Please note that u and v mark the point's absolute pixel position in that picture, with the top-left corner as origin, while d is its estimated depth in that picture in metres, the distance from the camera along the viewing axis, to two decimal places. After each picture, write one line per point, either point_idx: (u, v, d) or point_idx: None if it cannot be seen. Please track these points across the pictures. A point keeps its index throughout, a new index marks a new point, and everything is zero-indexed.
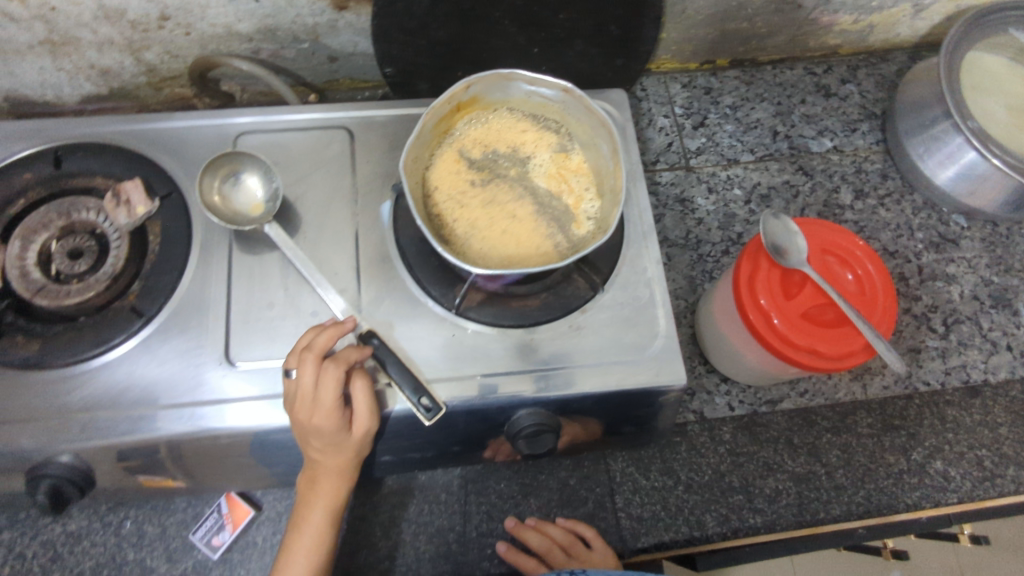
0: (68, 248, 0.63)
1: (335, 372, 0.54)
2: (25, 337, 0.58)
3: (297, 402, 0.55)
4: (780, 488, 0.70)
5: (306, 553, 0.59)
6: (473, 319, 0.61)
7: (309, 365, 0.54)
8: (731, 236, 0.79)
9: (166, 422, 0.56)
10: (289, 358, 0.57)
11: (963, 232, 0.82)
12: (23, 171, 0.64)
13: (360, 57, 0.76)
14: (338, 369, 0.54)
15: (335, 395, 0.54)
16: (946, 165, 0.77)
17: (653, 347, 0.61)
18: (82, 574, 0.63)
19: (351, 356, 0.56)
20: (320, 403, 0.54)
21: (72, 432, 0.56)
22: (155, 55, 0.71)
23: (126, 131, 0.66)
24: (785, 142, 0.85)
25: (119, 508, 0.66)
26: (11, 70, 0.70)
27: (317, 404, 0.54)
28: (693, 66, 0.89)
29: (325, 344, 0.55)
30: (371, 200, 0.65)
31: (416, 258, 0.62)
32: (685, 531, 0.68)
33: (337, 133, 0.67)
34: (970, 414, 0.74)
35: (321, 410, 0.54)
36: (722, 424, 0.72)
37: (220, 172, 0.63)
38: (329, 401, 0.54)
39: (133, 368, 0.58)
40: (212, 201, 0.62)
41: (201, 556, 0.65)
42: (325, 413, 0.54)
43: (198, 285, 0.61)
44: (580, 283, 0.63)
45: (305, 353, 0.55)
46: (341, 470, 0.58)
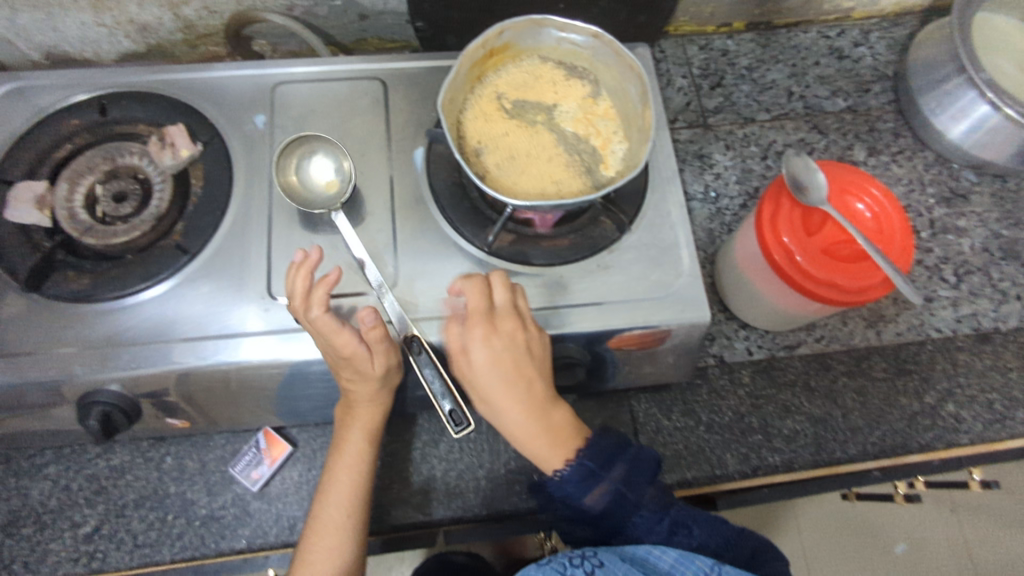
0: (113, 192, 0.65)
1: (317, 312, 0.54)
2: (75, 272, 0.61)
3: (319, 345, 0.56)
4: (797, 429, 0.72)
5: (348, 472, 0.60)
6: (505, 259, 0.63)
7: (302, 314, 0.55)
8: (749, 190, 0.82)
9: (210, 351, 0.58)
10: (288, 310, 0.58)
11: (973, 187, 0.84)
12: (70, 117, 0.67)
13: (390, 16, 0.79)
14: (322, 312, 0.54)
15: (335, 334, 0.54)
16: (958, 120, 0.80)
17: (677, 284, 0.63)
18: (126, 505, 0.65)
19: (320, 295, 0.55)
20: (335, 342, 0.55)
21: (119, 361, 0.58)
22: (194, 10, 0.74)
23: (170, 81, 0.70)
24: (800, 102, 0.88)
25: (160, 444, 0.68)
26: (56, 24, 0.73)
27: (332, 343, 0.55)
28: (710, 29, 0.92)
29: (303, 288, 0.55)
30: (405, 146, 0.68)
31: (448, 201, 0.65)
32: (706, 469, 0.70)
33: (371, 84, 0.71)
34: (981, 360, 0.76)
35: (339, 347, 0.55)
36: (741, 368, 0.75)
37: (293, 154, 0.65)
38: (338, 337, 0.54)
39: (178, 302, 0.60)
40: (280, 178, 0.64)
41: (240, 490, 0.67)
42: (344, 349, 0.55)
43: (241, 226, 0.63)
44: (607, 225, 0.65)
45: (292, 303, 0.56)
46: (374, 391, 0.59)
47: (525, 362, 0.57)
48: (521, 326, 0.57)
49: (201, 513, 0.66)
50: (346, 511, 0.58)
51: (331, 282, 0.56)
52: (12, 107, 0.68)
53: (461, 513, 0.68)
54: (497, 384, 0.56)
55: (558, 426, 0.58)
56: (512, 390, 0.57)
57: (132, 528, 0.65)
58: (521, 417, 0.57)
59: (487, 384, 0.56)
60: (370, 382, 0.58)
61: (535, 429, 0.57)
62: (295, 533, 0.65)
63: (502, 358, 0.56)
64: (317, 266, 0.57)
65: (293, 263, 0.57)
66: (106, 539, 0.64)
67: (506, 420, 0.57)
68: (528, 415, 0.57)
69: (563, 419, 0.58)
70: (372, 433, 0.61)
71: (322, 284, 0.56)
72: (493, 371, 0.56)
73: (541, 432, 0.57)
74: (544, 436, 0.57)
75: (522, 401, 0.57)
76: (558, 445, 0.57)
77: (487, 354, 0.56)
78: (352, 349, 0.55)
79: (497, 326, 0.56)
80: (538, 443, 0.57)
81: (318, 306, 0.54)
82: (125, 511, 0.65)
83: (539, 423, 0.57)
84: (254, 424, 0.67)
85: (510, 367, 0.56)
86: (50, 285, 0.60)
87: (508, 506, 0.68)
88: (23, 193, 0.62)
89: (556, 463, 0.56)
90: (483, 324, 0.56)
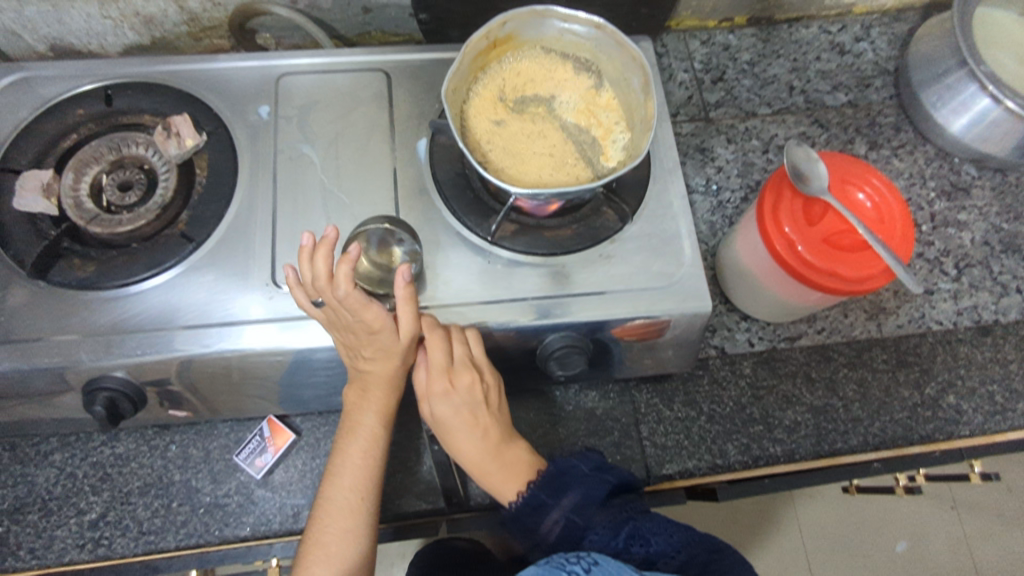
0: (118, 181, 0.65)
1: (347, 290, 0.54)
2: (81, 260, 0.61)
3: (344, 323, 0.56)
4: (799, 420, 0.72)
5: (361, 454, 0.60)
6: (507, 249, 0.63)
7: (327, 293, 0.54)
8: (750, 184, 0.82)
9: (215, 339, 0.59)
10: (302, 294, 0.56)
11: (974, 181, 0.84)
12: (77, 108, 0.68)
13: (394, 9, 0.80)
14: (351, 288, 0.54)
15: (369, 309, 0.55)
16: (959, 114, 0.80)
17: (679, 274, 0.63)
18: (131, 493, 0.66)
19: (346, 272, 0.54)
20: (363, 317, 0.55)
21: (125, 347, 0.58)
22: (199, 3, 0.75)
23: (175, 72, 0.70)
24: (801, 96, 0.88)
25: (165, 433, 0.69)
26: (63, 16, 0.73)
27: (361, 319, 0.55)
28: (711, 24, 0.92)
29: (326, 268, 0.55)
30: (409, 137, 0.68)
31: (452, 191, 0.65)
32: (708, 459, 0.70)
33: (375, 76, 0.71)
34: (981, 352, 0.76)
35: (368, 322, 0.55)
36: (742, 359, 0.75)
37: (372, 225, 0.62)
38: (368, 312, 0.55)
39: (183, 290, 0.61)
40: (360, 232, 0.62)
41: (244, 478, 0.67)
42: (374, 323, 0.55)
43: (245, 215, 0.64)
44: (609, 216, 0.65)
45: (315, 283, 0.55)
46: (395, 370, 0.59)
47: (481, 410, 0.60)
48: (477, 378, 0.59)
49: (205, 501, 0.66)
50: (358, 493, 0.59)
51: (354, 259, 0.54)
52: (18, 97, 0.68)
53: (463, 502, 0.68)
54: (459, 430, 0.60)
55: (513, 463, 0.61)
56: (466, 437, 0.60)
57: (137, 515, 0.65)
58: (480, 460, 0.61)
59: (447, 430, 0.60)
60: (392, 360, 0.59)
61: (494, 470, 0.61)
62: (299, 520, 0.66)
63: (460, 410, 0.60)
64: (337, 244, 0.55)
65: (307, 245, 0.55)
66: (111, 526, 0.64)
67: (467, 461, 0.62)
68: (485, 459, 0.61)
69: (518, 458, 0.62)
70: (386, 415, 0.61)
71: (343, 261, 0.54)
72: (452, 421, 0.60)
73: (500, 472, 0.61)
74: (501, 477, 0.61)
75: (479, 445, 0.61)
76: (514, 485, 0.61)
77: (444, 405, 0.59)
78: (382, 323, 0.56)
79: (453, 378, 0.58)
80: (497, 483, 0.61)
81: (347, 283, 0.53)
82: (130, 498, 0.66)
83: (496, 465, 0.61)
84: (258, 412, 0.67)
85: (467, 416, 0.60)
86: (55, 273, 0.60)
87: None
88: (28, 181, 0.62)
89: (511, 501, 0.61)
90: (440, 377, 0.58)
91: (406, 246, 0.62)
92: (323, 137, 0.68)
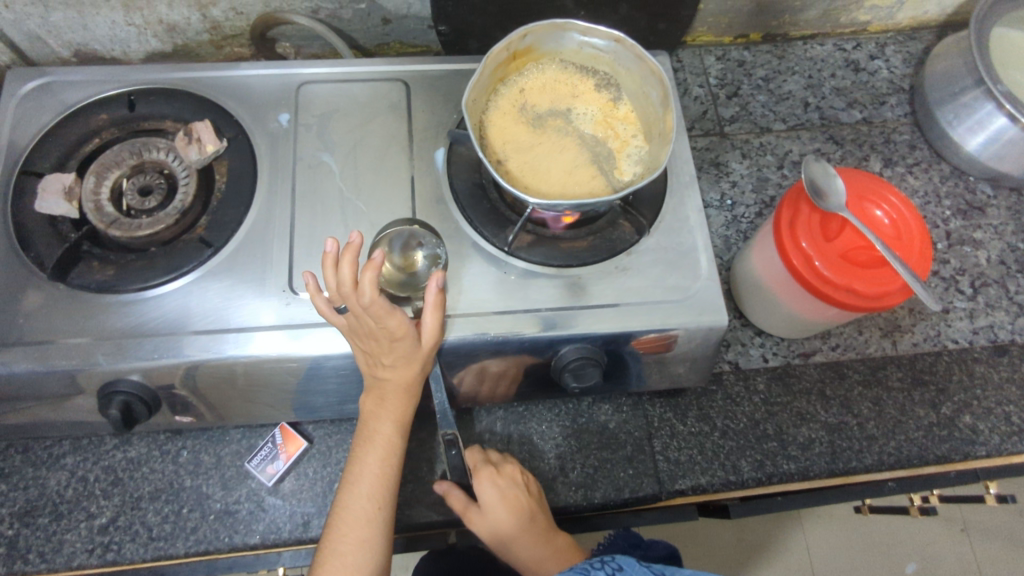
0: (138, 185, 0.66)
1: (373, 296, 0.53)
2: (100, 263, 0.62)
3: (367, 329, 0.55)
4: (813, 437, 0.72)
5: (379, 463, 0.59)
6: (523, 260, 0.64)
7: (352, 299, 0.54)
8: (765, 199, 0.82)
9: (230, 344, 0.59)
10: (324, 301, 0.56)
11: (989, 200, 0.84)
12: (100, 113, 0.68)
13: (413, 20, 0.81)
14: (377, 295, 0.53)
15: (395, 317, 0.54)
16: (975, 132, 0.80)
17: (696, 287, 0.63)
18: (142, 498, 0.66)
19: (371, 279, 0.53)
20: (388, 324, 0.55)
21: (141, 351, 0.58)
22: (221, 11, 0.76)
23: (196, 79, 0.71)
24: (816, 113, 0.88)
25: (177, 438, 0.69)
26: (87, 23, 0.74)
27: (386, 325, 0.55)
28: (726, 40, 0.93)
29: (350, 275, 0.54)
30: (427, 147, 0.69)
31: (469, 201, 0.65)
32: (722, 475, 0.69)
33: (394, 86, 0.72)
34: (998, 372, 0.75)
35: (392, 328, 0.55)
36: (756, 374, 0.75)
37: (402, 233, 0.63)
38: (393, 318, 0.54)
39: (200, 295, 0.61)
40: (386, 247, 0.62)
41: (255, 485, 0.67)
42: (398, 329, 0.55)
43: (264, 221, 0.64)
44: (626, 228, 0.65)
45: (339, 290, 0.54)
46: (414, 376, 0.59)
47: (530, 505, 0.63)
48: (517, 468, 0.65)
49: (215, 507, 0.66)
50: (375, 503, 0.58)
51: (378, 265, 0.54)
52: (41, 102, 0.69)
53: None
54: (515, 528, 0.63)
55: (560, 547, 0.64)
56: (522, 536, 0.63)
57: (147, 521, 0.65)
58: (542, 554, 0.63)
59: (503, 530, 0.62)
60: (413, 367, 0.58)
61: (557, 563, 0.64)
62: (309, 529, 0.65)
63: (513, 506, 0.62)
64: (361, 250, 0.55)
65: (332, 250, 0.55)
66: (120, 531, 0.64)
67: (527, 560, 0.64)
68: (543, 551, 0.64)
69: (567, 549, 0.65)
70: (402, 425, 0.61)
71: (368, 268, 0.54)
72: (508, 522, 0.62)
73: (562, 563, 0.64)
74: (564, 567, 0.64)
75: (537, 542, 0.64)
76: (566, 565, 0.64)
77: (498, 498, 0.62)
78: (407, 330, 0.55)
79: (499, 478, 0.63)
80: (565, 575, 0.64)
81: (373, 289, 0.53)
82: (140, 503, 0.66)
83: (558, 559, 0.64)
84: (270, 419, 0.67)
85: (520, 511, 0.62)
86: (75, 275, 0.61)
87: None
88: (51, 185, 0.63)
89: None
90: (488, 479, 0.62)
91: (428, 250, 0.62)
92: (341, 145, 0.68)
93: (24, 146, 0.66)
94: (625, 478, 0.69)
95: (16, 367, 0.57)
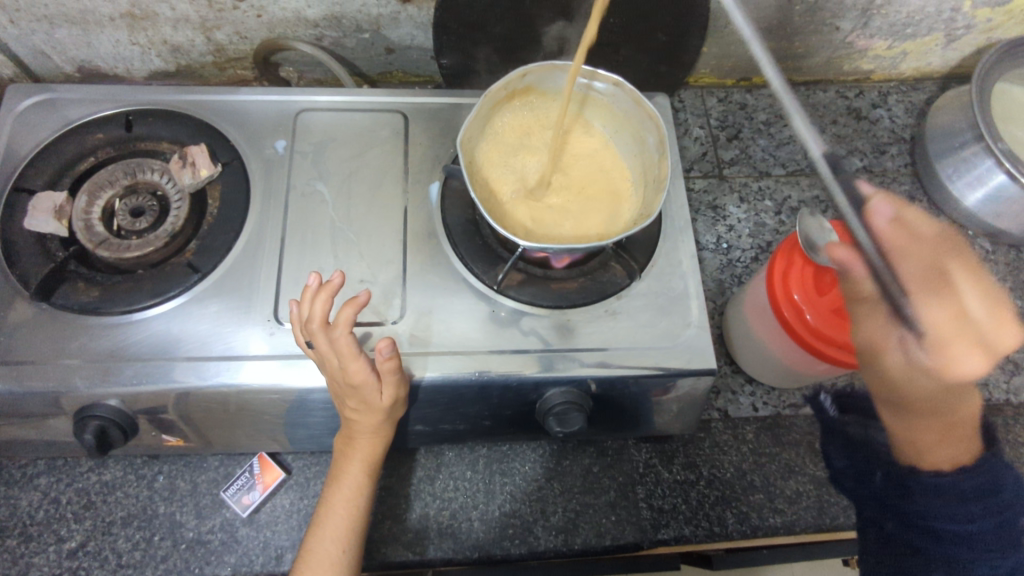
0: (130, 206, 0.65)
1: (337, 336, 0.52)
2: (86, 284, 0.61)
3: (330, 369, 0.55)
4: (800, 491, 0.71)
5: (347, 503, 0.58)
6: (512, 298, 0.63)
7: (319, 336, 0.53)
8: (761, 244, 0.81)
9: (208, 373, 0.58)
10: (301, 331, 0.56)
11: (988, 255, 0.84)
12: (96, 131, 0.68)
13: (416, 51, 0.81)
14: (342, 335, 0.53)
15: (352, 363, 0.53)
16: (974, 187, 0.79)
17: (685, 335, 0.62)
18: (113, 523, 0.65)
19: (348, 317, 0.53)
20: (347, 368, 0.53)
21: (119, 376, 0.57)
22: (225, 35, 0.76)
23: (195, 102, 0.71)
24: (816, 159, 0.88)
25: (153, 462, 0.68)
26: (91, 40, 0.75)
27: (345, 369, 0.54)
28: (729, 82, 0.93)
29: (322, 312, 0.53)
30: (422, 179, 0.69)
31: (460, 236, 0.65)
32: (705, 526, 0.68)
33: (392, 117, 0.72)
34: (991, 432, 0.74)
35: (351, 373, 0.53)
36: (745, 424, 0.74)
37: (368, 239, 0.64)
38: (353, 363, 0.53)
39: (183, 322, 0.60)
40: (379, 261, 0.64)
41: (229, 515, 0.66)
42: (355, 376, 0.53)
43: (252, 249, 0.64)
44: (617, 271, 0.65)
45: (308, 325, 0.54)
46: (379, 423, 0.57)
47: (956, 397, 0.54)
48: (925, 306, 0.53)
49: (188, 536, 0.65)
50: (340, 544, 0.57)
51: (360, 303, 0.54)
52: (39, 119, 0.69)
53: (451, 555, 0.66)
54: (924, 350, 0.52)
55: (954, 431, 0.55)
56: (935, 410, 0.55)
57: (117, 547, 0.64)
58: (908, 387, 0.54)
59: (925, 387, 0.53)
60: (376, 413, 0.57)
61: (926, 423, 0.55)
62: (282, 563, 0.64)
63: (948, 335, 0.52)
64: (339, 290, 0.54)
65: (309, 287, 0.55)
66: (89, 557, 0.63)
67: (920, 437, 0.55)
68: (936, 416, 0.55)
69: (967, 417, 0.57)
70: (372, 465, 0.60)
71: (346, 306, 0.53)
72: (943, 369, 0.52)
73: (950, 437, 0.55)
74: (939, 434, 0.55)
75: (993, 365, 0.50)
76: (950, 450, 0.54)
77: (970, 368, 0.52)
78: (365, 377, 0.53)
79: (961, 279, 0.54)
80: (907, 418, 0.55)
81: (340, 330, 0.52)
82: (111, 529, 0.64)
83: (941, 421, 0.55)
84: (250, 448, 0.66)
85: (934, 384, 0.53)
86: (60, 296, 0.60)
87: (501, 551, 0.67)
88: (42, 203, 0.63)
89: (946, 463, 0.54)
90: (929, 287, 0.54)
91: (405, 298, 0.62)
92: (336, 174, 0.68)
93: (20, 161, 0.66)
94: (607, 525, 0.68)
95: None
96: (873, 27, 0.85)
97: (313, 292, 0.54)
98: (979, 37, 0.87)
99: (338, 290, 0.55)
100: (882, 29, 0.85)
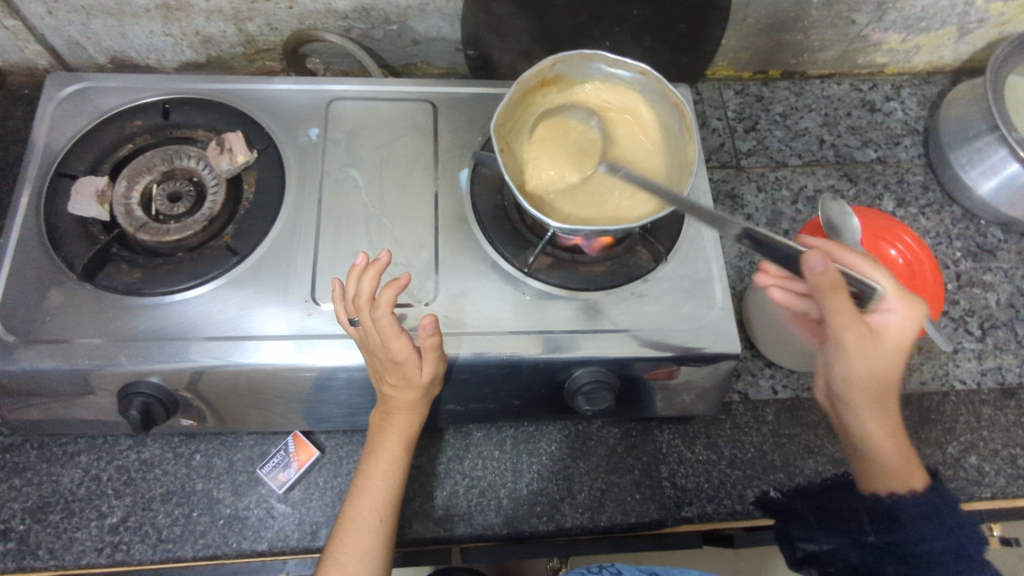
0: (168, 191, 0.67)
1: (382, 313, 0.53)
2: (128, 266, 0.63)
3: (373, 346, 0.56)
4: (819, 471, 0.72)
5: (382, 477, 0.60)
6: (542, 280, 0.65)
7: (365, 313, 0.55)
8: (778, 232, 0.83)
9: (247, 352, 0.60)
10: (348, 308, 0.57)
11: (1000, 244, 0.85)
12: (134, 119, 0.70)
13: (442, 43, 0.84)
14: (387, 313, 0.54)
15: (395, 342, 0.54)
16: (988, 177, 0.81)
17: (709, 316, 0.64)
18: (152, 500, 0.66)
19: (390, 296, 0.54)
20: (391, 345, 0.54)
21: (161, 354, 0.59)
22: (257, 26, 0.78)
23: (228, 91, 0.73)
24: (831, 150, 0.90)
25: (190, 441, 0.70)
26: (126, 31, 0.77)
27: (388, 347, 0.55)
28: (746, 75, 0.95)
29: (371, 289, 0.55)
30: (452, 166, 0.70)
31: (490, 221, 0.67)
32: (728, 505, 0.70)
33: (422, 106, 0.74)
34: (1004, 415, 0.75)
35: (394, 350, 0.54)
36: (765, 406, 0.76)
37: (405, 227, 0.67)
38: (397, 341, 0.54)
39: (222, 302, 0.62)
40: (414, 245, 0.66)
41: (265, 492, 0.68)
42: (398, 353, 0.54)
43: (288, 233, 0.65)
44: (643, 255, 0.67)
45: (356, 301, 0.56)
46: (416, 399, 0.59)
47: (895, 390, 0.57)
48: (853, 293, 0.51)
49: (225, 512, 0.66)
50: (377, 516, 0.58)
51: (400, 285, 0.55)
52: (77, 107, 0.71)
53: (480, 531, 0.68)
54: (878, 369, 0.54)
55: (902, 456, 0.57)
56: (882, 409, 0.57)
57: (157, 522, 0.65)
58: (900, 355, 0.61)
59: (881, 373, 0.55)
60: (414, 390, 0.58)
61: (873, 424, 0.57)
62: (317, 538, 0.66)
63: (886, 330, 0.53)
64: (386, 269, 0.56)
65: (358, 264, 0.57)
66: (130, 532, 0.65)
67: (882, 445, 0.57)
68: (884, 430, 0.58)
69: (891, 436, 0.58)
70: (407, 441, 0.62)
71: (390, 286, 0.55)
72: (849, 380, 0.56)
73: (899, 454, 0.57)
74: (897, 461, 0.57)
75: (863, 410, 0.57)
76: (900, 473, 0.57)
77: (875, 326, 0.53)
78: (407, 355, 0.55)
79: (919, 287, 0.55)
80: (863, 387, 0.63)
81: (385, 307, 0.53)
82: (151, 505, 0.66)
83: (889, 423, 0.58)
84: (286, 428, 0.68)
85: (884, 383, 0.56)
86: (103, 277, 0.62)
87: (529, 527, 0.68)
88: (84, 187, 0.64)
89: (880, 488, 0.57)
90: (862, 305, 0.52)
91: (436, 282, 0.64)
92: (368, 161, 0.70)
93: (60, 149, 0.68)
94: (632, 503, 0.70)
95: (39, 364, 0.58)
96: (888, 21, 0.87)
97: (362, 270, 0.56)
98: (991, 31, 0.89)
99: (384, 268, 0.56)
100: (897, 23, 0.87)
